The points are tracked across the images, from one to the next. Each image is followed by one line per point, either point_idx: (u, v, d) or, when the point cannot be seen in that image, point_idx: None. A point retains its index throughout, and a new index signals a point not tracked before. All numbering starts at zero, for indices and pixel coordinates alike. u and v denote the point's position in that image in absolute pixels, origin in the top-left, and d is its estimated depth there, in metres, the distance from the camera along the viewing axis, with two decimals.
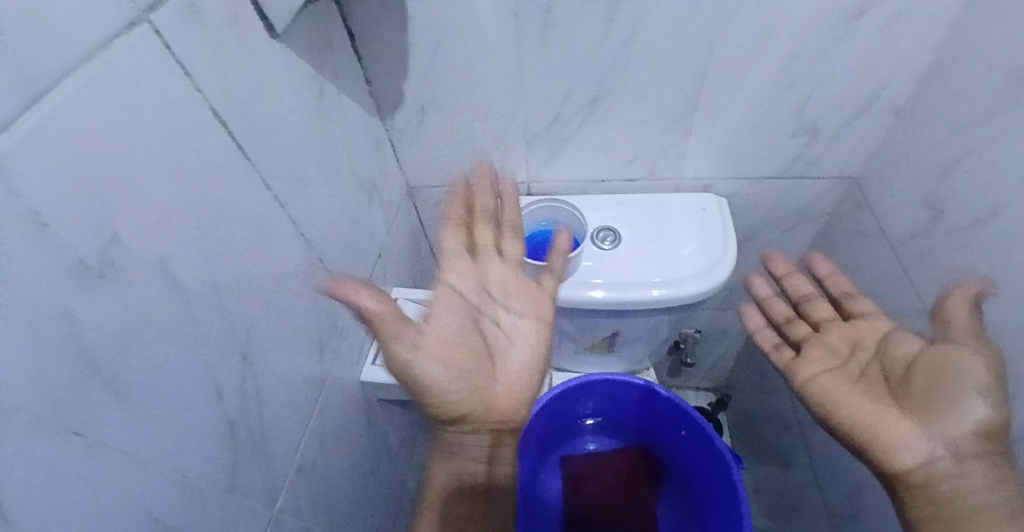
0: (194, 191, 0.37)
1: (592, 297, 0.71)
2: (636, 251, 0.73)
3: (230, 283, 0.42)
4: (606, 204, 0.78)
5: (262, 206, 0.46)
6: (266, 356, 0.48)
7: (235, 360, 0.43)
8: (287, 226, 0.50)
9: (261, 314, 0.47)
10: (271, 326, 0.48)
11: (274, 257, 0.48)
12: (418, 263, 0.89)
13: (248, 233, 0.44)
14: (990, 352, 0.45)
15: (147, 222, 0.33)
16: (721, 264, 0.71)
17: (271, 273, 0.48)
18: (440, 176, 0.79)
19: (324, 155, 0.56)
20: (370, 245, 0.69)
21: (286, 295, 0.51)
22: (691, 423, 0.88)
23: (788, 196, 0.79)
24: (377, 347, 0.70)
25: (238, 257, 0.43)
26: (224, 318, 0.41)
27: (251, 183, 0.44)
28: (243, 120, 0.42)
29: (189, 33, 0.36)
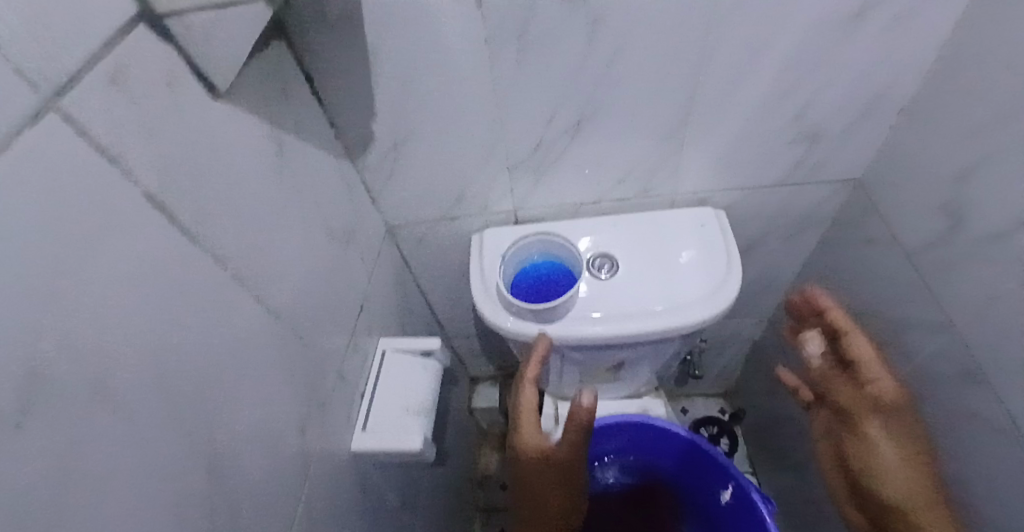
0: (132, 290, 0.32)
1: (593, 334, 0.66)
2: (635, 277, 0.68)
3: (189, 385, 0.37)
4: (599, 228, 0.73)
5: (220, 288, 0.41)
6: (237, 454, 0.42)
7: (205, 472, 0.38)
8: (250, 302, 0.45)
9: (228, 410, 0.41)
10: (241, 419, 0.43)
11: (238, 341, 0.43)
12: (405, 304, 0.84)
13: (204, 325, 0.39)
14: (893, 445, 0.64)
15: (83, 340, 0.28)
16: (727, 285, 0.66)
17: (235, 359, 0.43)
18: (422, 212, 0.74)
19: (290, 214, 0.51)
20: (351, 299, 0.64)
21: (258, 379, 0.45)
22: (717, 463, 0.83)
23: (789, 204, 0.75)
24: (366, 408, 0.65)
25: (196, 354, 0.38)
26: (185, 428, 0.36)
27: (204, 267, 0.39)
28: (188, 197, 0.37)
29: (113, 111, 0.30)
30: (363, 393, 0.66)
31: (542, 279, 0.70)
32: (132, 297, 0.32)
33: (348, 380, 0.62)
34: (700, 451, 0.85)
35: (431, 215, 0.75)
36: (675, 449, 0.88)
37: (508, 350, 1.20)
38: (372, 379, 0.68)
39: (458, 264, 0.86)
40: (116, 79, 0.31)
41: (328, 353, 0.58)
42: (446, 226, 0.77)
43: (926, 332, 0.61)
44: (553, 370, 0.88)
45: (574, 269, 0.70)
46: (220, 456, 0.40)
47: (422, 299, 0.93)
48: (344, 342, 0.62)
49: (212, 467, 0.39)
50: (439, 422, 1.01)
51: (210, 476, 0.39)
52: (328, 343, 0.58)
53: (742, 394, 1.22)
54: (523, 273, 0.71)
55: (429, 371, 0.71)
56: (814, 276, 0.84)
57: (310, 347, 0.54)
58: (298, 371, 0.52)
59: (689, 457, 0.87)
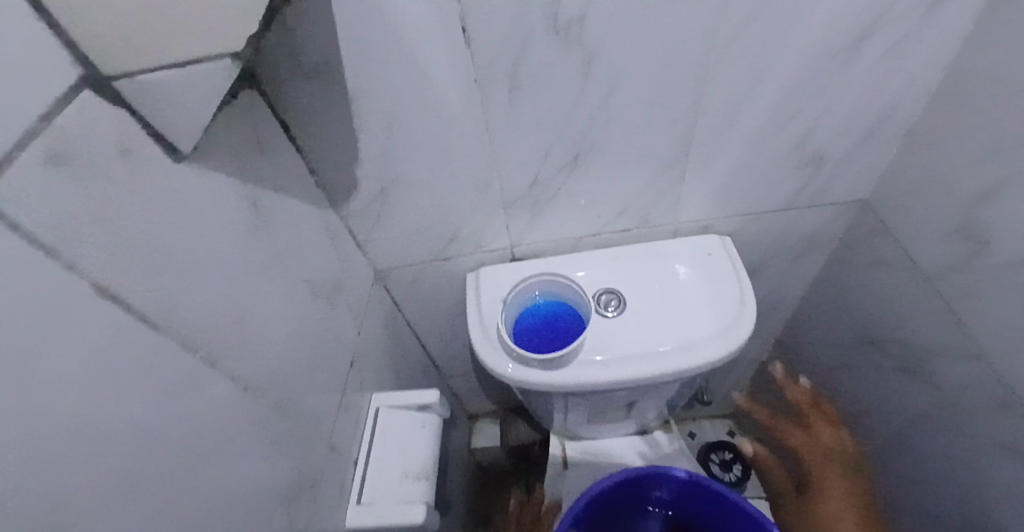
0: (89, 401, 0.26)
1: (605, 378, 0.62)
2: (645, 314, 0.64)
3: (162, 502, 0.32)
4: (601, 262, 0.69)
5: (191, 377, 0.36)
6: None
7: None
8: (226, 384, 0.40)
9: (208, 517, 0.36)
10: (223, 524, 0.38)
11: (216, 431, 0.38)
12: (397, 350, 0.79)
13: (175, 424, 0.34)
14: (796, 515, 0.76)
15: (31, 482, 0.22)
16: (740, 319, 0.62)
17: (213, 454, 0.37)
18: (412, 255, 0.70)
19: (268, 277, 0.46)
20: (339, 357, 0.59)
21: (240, 470, 0.40)
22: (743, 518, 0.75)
23: (794, 227, 0.72)
24: (362, 476, 0.60)
25: (167, 462, 0.32)
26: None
27: (172, 356, 0.34)
28: (148, 278, 0.32)
29: (56, 194, 0.25)
30: (356, 460, 0.61)
31: (546, 323, 0.65)
32: (92, 415, 0.27)
33: (339, 448, 0.57)
34: (724, 506, 0.76)
35: (422, 258, 0.71)
36: (695, 502, 0.79)
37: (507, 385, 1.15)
38: (365, 442, 0.62)
39: (452, 304, 0.81)
40: (59, 156, 0.26)
41: (317, 422, 0.53)
42: (438, 268, 0.73)
43: (952, 357, 0.59)
44: (558, 409, 0.83)
45: (580, 309, 0.66)
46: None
47: (415, 342, 0.89)
48: (334, 406, 0.57)
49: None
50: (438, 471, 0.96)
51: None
52: (317, 412, 0.53)
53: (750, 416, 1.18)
54: (526, 316, 0.66)
55: (427, 428, 0.66)
56: (822, 298, 0.82)
57: (296, 420, 0.49)
58: (285, 451, 0.47)
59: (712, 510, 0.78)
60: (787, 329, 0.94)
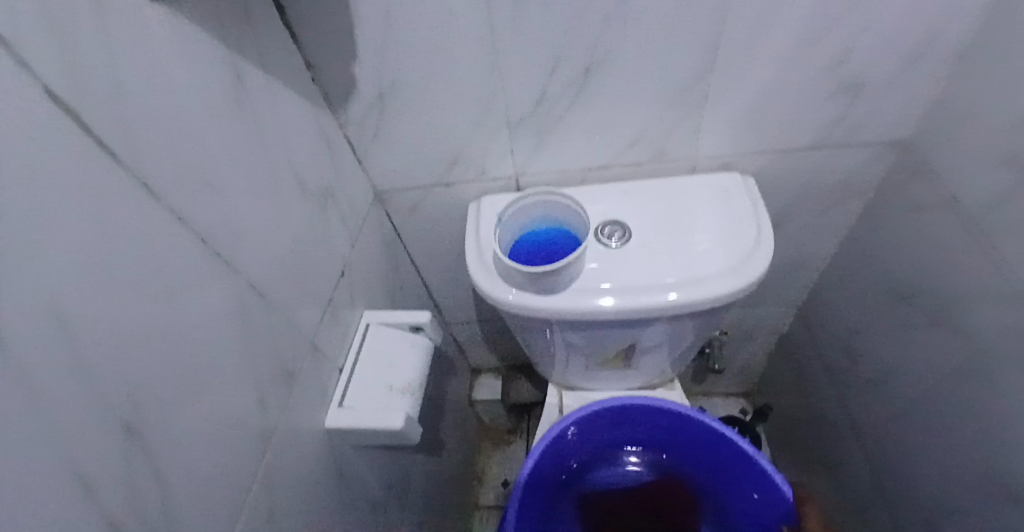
0: (51, 204, 0.25)
1: (601, 307, 0.59)
2: (649, 246, 0.61)
3: (125, 346, 0.30)
4: (609, 194, 0.66)
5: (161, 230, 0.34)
6: (190, 421, 0.36)
7: (142, 451, 0.31)
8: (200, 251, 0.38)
9: (175, 380, 0.35)
10: (196, 391, 0.37)
11: (189, 295, 0.37)
12: (396, 279, 0.78)
13: (142, 273, 0.32)
14: None
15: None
16: (755, 256, 0.57)
17: (187, 310, 0.36)
18: (412, 177, 0.68)
19: (252, 158, 0.45)
20: (328, 264, 0.58)
21: (212, 342, 0.39)
22: (746, 466, 0.67)
23: (823, 170, 0.67)
24: (345, 383, 0.59)
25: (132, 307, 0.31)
26: (119, 397, 0.29)
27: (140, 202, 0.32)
28: (114, 108, 0.30)
29: None
30: (342, 368, 0.61)
31: (540, 245, 0.61)
32: (56, 224, 0.26)
33: (323, 354, 0.56)
34: (728, 452, 0.68)
35: (423, 181, 0.69)
36: (700, 448, 0.72)
37: (511, 338, 1.13)
38: (353, 353, 0.62)
39: (454, 238, 0.80)
40: None
41: (299, 321, 0.52)
42: (440, 193, 0.71)
43: (993, 310, 0.53)
44: (557, 353, 0.81)
45: (574, 226, 0.61)
46: (161, 436, 0.33)
47: (416, 278, 0.87)
48: (320, 311, 0.56)
49: (152, 446, 0.32)
50: (432, 412, 0.95)
51: (147, 457, 0.32)
52: (299, 311, 0.52)
53: (764, 392, 1.13)
54: (519, 240, 0.62)
55: (416, 347, 0.65)
56: (851, 257, 0.76)
57: (275, 312, 0.48)
58: (261, 338, 0.46)
59: (719, 458, 0.70)
60: (810, 294, 0.88)
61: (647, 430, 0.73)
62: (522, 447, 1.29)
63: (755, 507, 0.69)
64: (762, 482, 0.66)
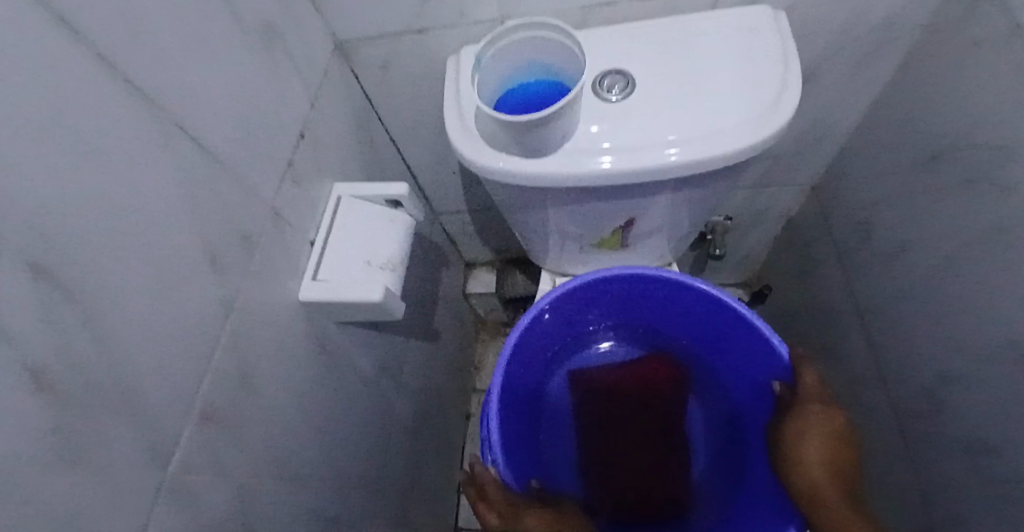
0: None
1: (598, 170, 0.52)
2: (655, 98, 0.52)
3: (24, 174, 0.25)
4: (611, 40, 0.56)
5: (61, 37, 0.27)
6: (117, 276, 0.31)
7: (66, 300, 0.27)
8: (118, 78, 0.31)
9: (99, 226, 0.30)
10: (127, 242, 0.32)
11: (107, 128, 0.30)
12: (372, 155, 0.71)
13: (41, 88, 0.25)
14: None
15: None
16: (778, 105, 0.50)
17: (97, 146, 0.29)
18: (379, 22, 0.57)
19: None
20: (285, 122, 0.50)
21: (145, 191, 0.33)
22: (745, 334, 0.65)
23: (866, 7, 0.56)
24: (319, 256, 0.55)
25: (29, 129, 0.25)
26: (23, 235, 0.24)
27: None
28: None
29: None
30: (314, 241, 0.55)
31: (526, 99, 0.51)
32: None
33: (287, 223, 0.51)
34: (725, 321, 0.66)
35: (391, 28, 0.58)
36: (696, 318, 0.70)
37: (504, 228, 1.08)
38: (325, 226, 0.56)
39: (435, 105, 0.70)
40: None
41: (254, 183, 0.46)
42: (413, 45, 0.61)
43: None
44: (550, 236, 0.76)
45: (563, 69, 0.51)
46: (87, 286, 0.29)
47: (396, 156, 0.79)
48: (280, 175, 0.49)
49: (77, 295, 0.28)
50: (423, 300, 0.93)
51: (73, 308, 0.28)
52: (254, 171, 0.45)
53: (763, 279, 1.10)
54: (501, 97, 0.52)
55: (395, 223, 0.60)
56: (888, 120, 0.67)
57: (224, 169, 0.42)
58: (208, 194, 0.40)
59: (714, 328, 0.69)
60: (832, 169, 0.80)
61: (641, 302, 0.71)
62: None
63: (746, 372, 0.69)
64: (759, 349, 0.64)
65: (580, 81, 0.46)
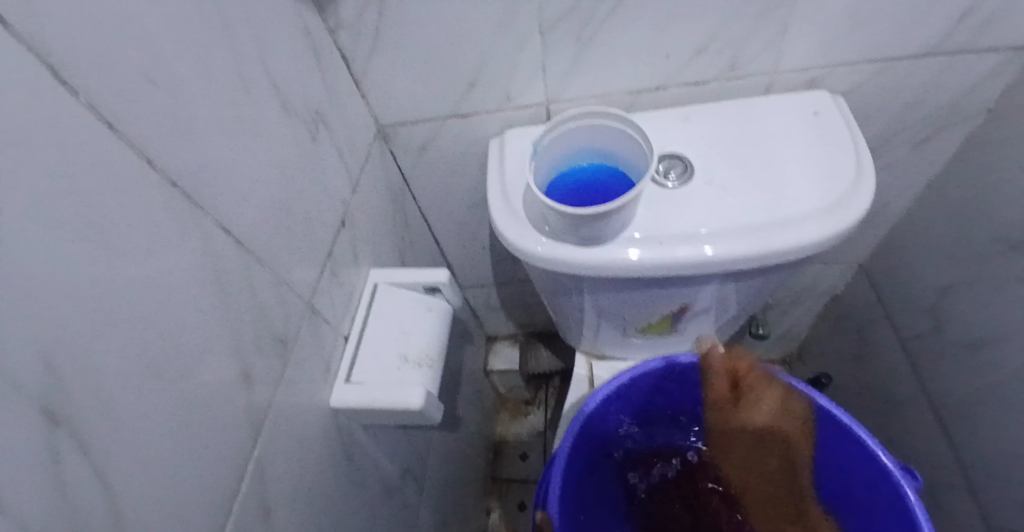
0: None
1: (665, 259, 0.48)
2: (720, 183, 0.49)
3: (25, 298, 0.19)
4: (665, 123, 0.54)
5: (83, 132, 0.23)
6: (137, 414, 0.26)
7: (79, 449, 0.22)
8: (147, 177, 0.27)
9: (119, 352, 0.24)
10: (154, 362, 0.27)
11: (133, 232, 0.26)
12: (404, 234, 0.67)
13: (51, 188, 0.21)
14: None
15: None
16: (855, 196, 0.47)
17: (128, 264, 0.25)
18: (424, 105, 0.56)
19: (210, 55, 0.32)
20: (325, 210, 0.46)
21: (180, 300, 0.29)
22: (830, 436, 0.58)
23: (929, 90, 0.54)
24: (353, 354, 0.49)
25: (36, 242, 0.20)
26: (30, 372, 0.20)
27: (39, 81, 0.21)
28: None
29: None
30: (348, 335, 0.50)
31: (583, 188, 0.48)
32: None
33: (323, 319, 0.46)
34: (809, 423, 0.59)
35: (434, 110, 0.56)
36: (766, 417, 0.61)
37: (531, 302, 1.03)
38: (359, 319, 0.52)
39: (472, 184, 0.68)
40: None
41: (291, 278, 0.41)
42: (456, 128, 0.59)
43: None
44: (588, 319, 0.71)
45: (625, 157, 0.49)
46: (105, 428, 0.23)
47: (426, 232, 0.77)
48: (318, 266, 0.45)
49: (92, 442, 0.23)
50: (449, 382, 0.87)
51: (88, 460, 0.22)
52: (293, 264, 0.41)
53: (806, 355, 1.03)
54: (562, 179, 0.49)
55: (431, 311, 0.55)
56: (948, 198, 0.64)
57: (263, 267, 0.37)
58: (243, 298, 0.35)
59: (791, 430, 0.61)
60: (885, 245, 0.76)
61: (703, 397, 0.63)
62: (539, 419, 1.19)
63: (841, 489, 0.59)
64: (852, 455, 0.56)
65: (654, 166, 0.43)
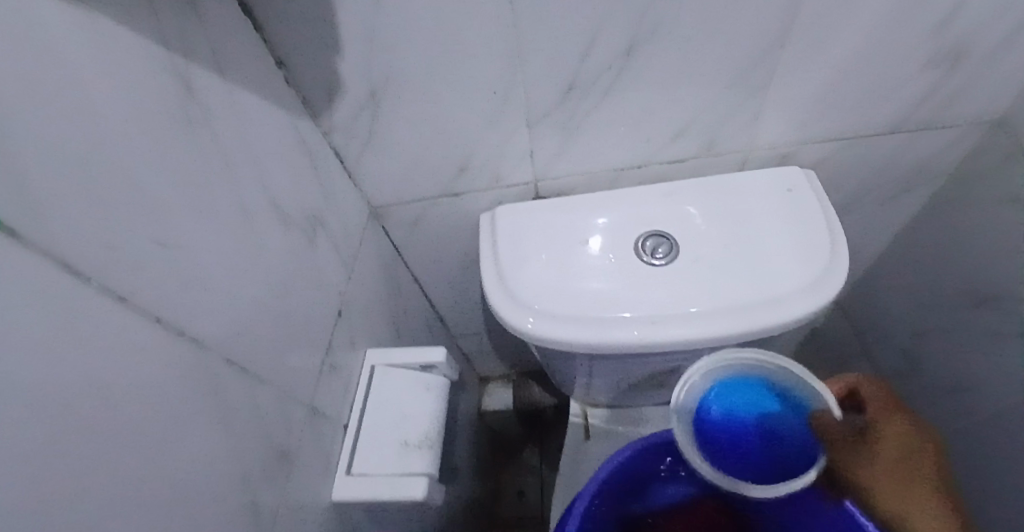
0: None
1: (656, 339, 0.49)
2: (701, 262, 0.52)
3: (59, 511, 0.20)
4: (648, 199, 0.56)
5: (97, 314, 0.24)
6: None
7: None
8: (151, 331, 0.27)
9: (138, 524, 0.25)
10: (174, 515, 0.28)
11: (140, 393, 0.26)
12: (398, 303, 0.68)
13: (77, 385, 0.22)
14: None
15: None
16: (831, 272, 0.49)
17: (148, 429, 0.26)
18: (416, 188, 0.57)
19: (211, 193, 0.33)
20: (323, 307, 0.47)
21: (193, 443, 0.30)
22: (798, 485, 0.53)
23: (894, 159, 0.58)
24: (353, 445, 0.50)
25: (61, 442, 0.21)
26: None
27: (64, 286, 0.22)
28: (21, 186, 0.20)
29: None
30: (348, 424, 0.51)
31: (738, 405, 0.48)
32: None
33: (324, 416, 0.46)
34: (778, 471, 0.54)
35: (426, 191, 0.58)
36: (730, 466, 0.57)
37: (522, 346, 1.04)
38: (359, 405, 0.52)
39: (464, 249, 0.69)
40: None
41: (292, 385, 0.42)
42: (447, 204, 0.60)
43: None
44: (581, 374, 0.72)
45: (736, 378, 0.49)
46: None
47: (419, 294, 0.77)
48: (317, 365, 0.46)
49: None
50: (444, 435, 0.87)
51: None
52: (293, 373, 0.42)
53: None
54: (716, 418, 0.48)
55: (430, 390, 0.55)
56: (916, 250, 0.68)
57: (267, 385, 0.38)
58: (250, 421, 0.36)
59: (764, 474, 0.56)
60: (858, 289, 0.80)
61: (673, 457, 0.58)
62: (535, 455, 1.22)
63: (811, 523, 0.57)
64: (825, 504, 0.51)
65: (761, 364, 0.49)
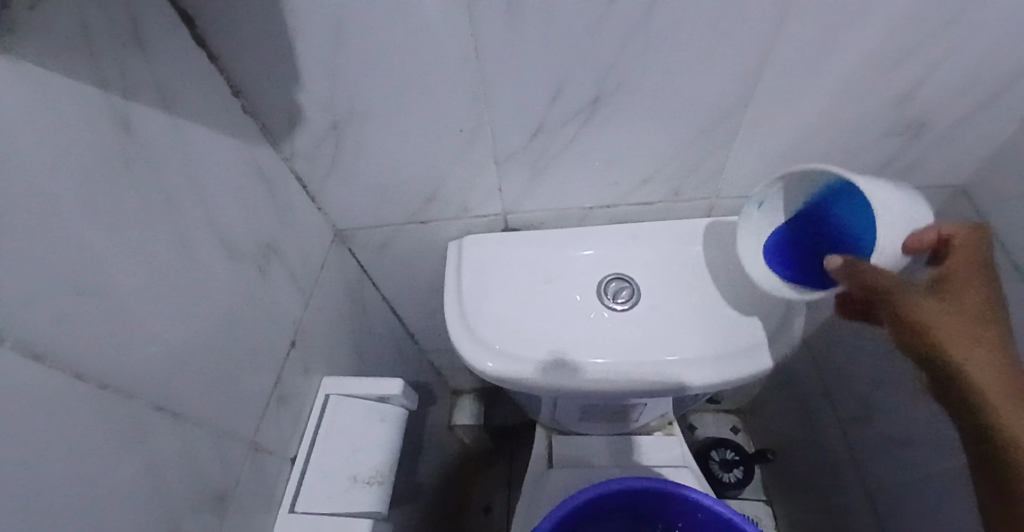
0: None
1: (613, 386, 0.49)
2: (662, 309, 0.52)
3: None
4: (614, 239, 0.56)
5: (11, 375, 0.23)
6: None
7: None
8: (71, 387, 0.26)
9: None
10: None
11: (60, 460, 0.25)
12: (362, 324, 0.67)
13: None
14: None
15: None
16: (787, 328, 0.49)
17: (60, 492, 0.25)
18: (381, 215, 0.56)
19: (150, 233, 0.32)
20: (273, 339, 0.46)
21: (112, 497, 0.29)
22: (685, 509, 0.57)
23: None
24: (298, 480, 0.49)
25: None
26: None
27: None
28: None
29: None
30: (296, 456, 0.50)
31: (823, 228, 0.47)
32: None
33: (267, 451, 0.45)
34: (667, 503, 0.57)
35: (392, 218, 0.57)
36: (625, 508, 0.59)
37: None
38: (309, 437, 0.51)
39: (431, 274, 0.68)
40: None
41: (234, 424, 0.41)
42: (413, 231, 0.60)
43: None
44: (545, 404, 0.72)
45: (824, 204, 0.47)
46: None
47: (387, 313, 0.77)
48: (264, 400, 0.45)
49: None
50: (409, 452, 0.86)
51: None
52: (235, 410, 0.41)
53: (756, 415, 1.08)
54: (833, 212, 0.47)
55: (386, 421, 0.55)
56: None
57: (204, 426, 0.37)
58: (182, 466, 0.35)
59: (655, 508, 0.59)
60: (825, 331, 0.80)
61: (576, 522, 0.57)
62: (502, 469, 1.22)
63: None
64: (717, 521, 0.55)
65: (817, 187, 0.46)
